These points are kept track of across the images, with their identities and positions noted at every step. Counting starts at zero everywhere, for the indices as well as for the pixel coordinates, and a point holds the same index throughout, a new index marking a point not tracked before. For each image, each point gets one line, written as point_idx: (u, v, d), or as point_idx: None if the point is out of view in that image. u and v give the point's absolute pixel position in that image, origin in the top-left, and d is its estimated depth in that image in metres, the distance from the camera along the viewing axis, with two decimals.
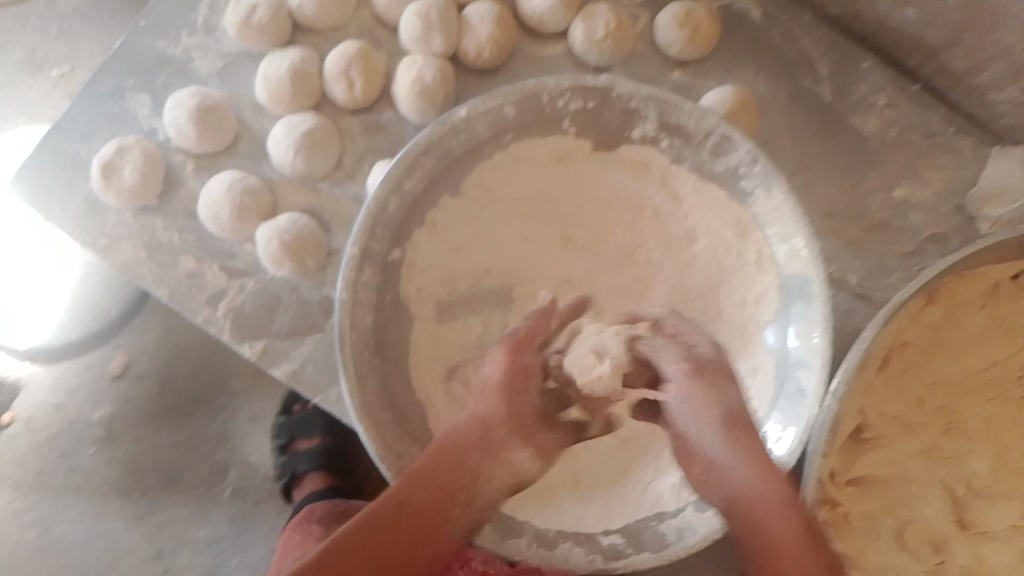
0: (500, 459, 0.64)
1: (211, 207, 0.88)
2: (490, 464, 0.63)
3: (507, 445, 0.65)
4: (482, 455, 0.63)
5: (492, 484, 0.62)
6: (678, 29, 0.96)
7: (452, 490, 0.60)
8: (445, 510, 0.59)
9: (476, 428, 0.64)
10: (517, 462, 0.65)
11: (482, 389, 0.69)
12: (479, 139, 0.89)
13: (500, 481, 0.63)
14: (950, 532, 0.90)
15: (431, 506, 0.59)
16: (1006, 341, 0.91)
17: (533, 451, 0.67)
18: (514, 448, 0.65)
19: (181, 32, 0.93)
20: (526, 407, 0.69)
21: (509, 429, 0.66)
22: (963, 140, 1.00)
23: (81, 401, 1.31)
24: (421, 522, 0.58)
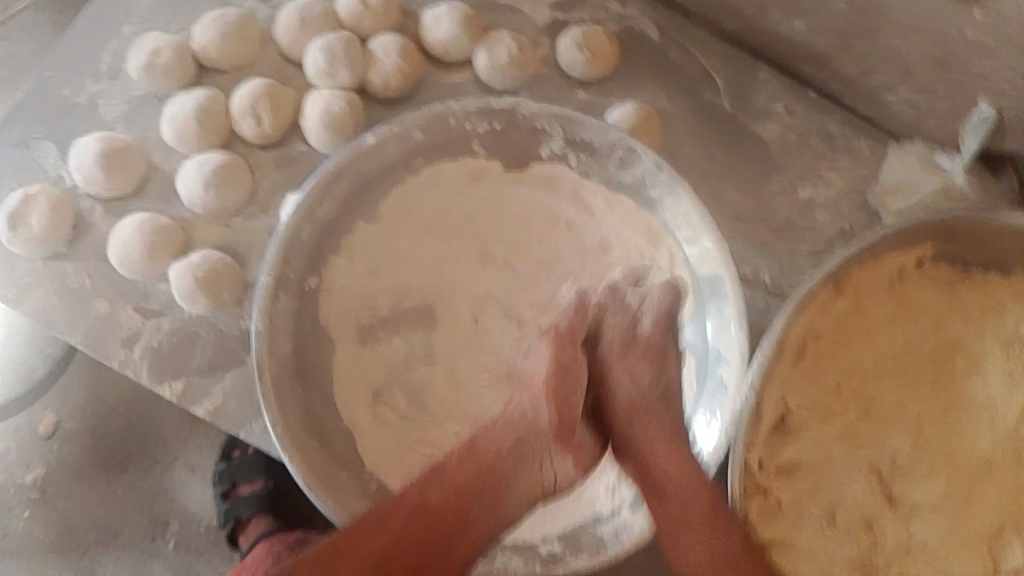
0: (532, 470, 0.74)
1: (122, 247, 0.89)
2: (513, 484, 0.74)
3: (541, 460, 0.75)
4: (511, 476, 0.74)
5: (522, 495, 0.74)
6: (578, 51, 0.99)
7: (477, 497, 0.72)
8: (463, 519, 0.71)
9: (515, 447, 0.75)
10: (547, 471, 0.75)
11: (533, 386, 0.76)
12: (389, 163, 0.93)
13: (530, 487, 0.74)
14: (878, 513, 0.88)
15: (450, 514, 0.71)
16: (913, 324, 0.92)
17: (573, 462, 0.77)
18: (543, 464, 0.75)
19: (85, 80, 0.96)
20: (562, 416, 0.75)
21: (548, 442, 0.75)
22: (860, 140, 1.04)
23: (11, 466, 1.22)
24: (440, 528, 0.70)
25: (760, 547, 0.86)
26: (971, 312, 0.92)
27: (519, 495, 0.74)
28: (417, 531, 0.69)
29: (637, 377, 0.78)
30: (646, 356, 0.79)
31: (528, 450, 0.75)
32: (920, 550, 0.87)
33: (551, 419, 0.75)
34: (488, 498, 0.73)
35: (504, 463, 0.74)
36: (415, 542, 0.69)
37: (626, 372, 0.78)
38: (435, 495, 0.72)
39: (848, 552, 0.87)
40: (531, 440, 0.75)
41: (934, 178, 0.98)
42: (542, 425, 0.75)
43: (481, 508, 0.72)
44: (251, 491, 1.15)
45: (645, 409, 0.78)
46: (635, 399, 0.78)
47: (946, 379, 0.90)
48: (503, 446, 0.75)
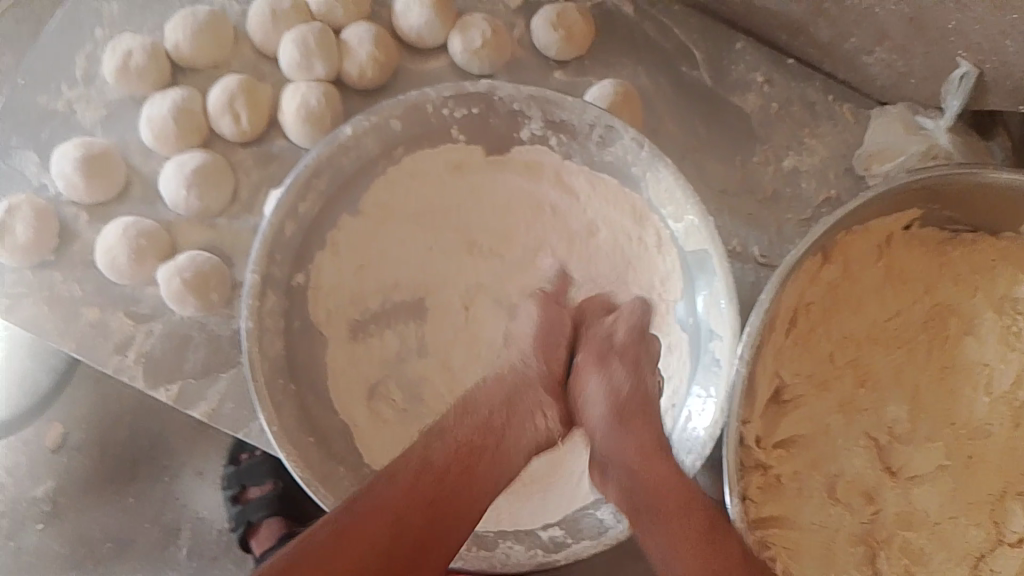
0: (527, 424, 0.72)
1: (108, 253, 0.89)
2: (511, 433, 0.71)
3: (535, 412, 0.73)
4: (506, 419, 0.71)
5: (522, 439, 0.71)
6: (553, 31, 0.98)
7: (480, 452, 0.69)
8: (472, 465, 0.68)
9: (503, 398, 0.72)
10: (539, 421, 0.73)
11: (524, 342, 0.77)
12: (370, 156, 0.91)
13: (530, 439, 0.72)
14: (880, 481, 0.87)
15: (455, 464, 0.67)
16: (904, 288, 0.90)
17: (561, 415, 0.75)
18: (539, 413, 0.73)
19: (62, 86, 0.95)
20: (555, 366, 0.75)
21: (542, 392, 0.73)
22: (842, 105, 1.03)
23: (20, 480, 1.19)
24: (448, 478, 0.66)
25: (758, 524, 0.85)
26: (961, 273, 0.91)
27: (514, 451, 0.71)
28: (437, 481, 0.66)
29: (615, 382, 0.74)
30: (625, 361, 0.75)
31: (521, 403, 0.72)
32: (924, 517, 0.86)
33: (543, 371, 0.75)
34: (491, 451, 0.70)
35: (498, 418, 0.71)
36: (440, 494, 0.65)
37: (597, 384, 0.74)
38: (444, 447, 0.68)
39: (851, 522, 0.86)
40: (523, 391, 0.73)
41: (917, 138, 0.98)
42: (537, 377, 0.74)
43: (485, 462, 0.69)
44: (261, 494, 1.11)
45: (634, 416, 0.74)
46: (608, 417, 0.73)
47: (938, 341, 0.90)
48: (494, 402, 0.72)
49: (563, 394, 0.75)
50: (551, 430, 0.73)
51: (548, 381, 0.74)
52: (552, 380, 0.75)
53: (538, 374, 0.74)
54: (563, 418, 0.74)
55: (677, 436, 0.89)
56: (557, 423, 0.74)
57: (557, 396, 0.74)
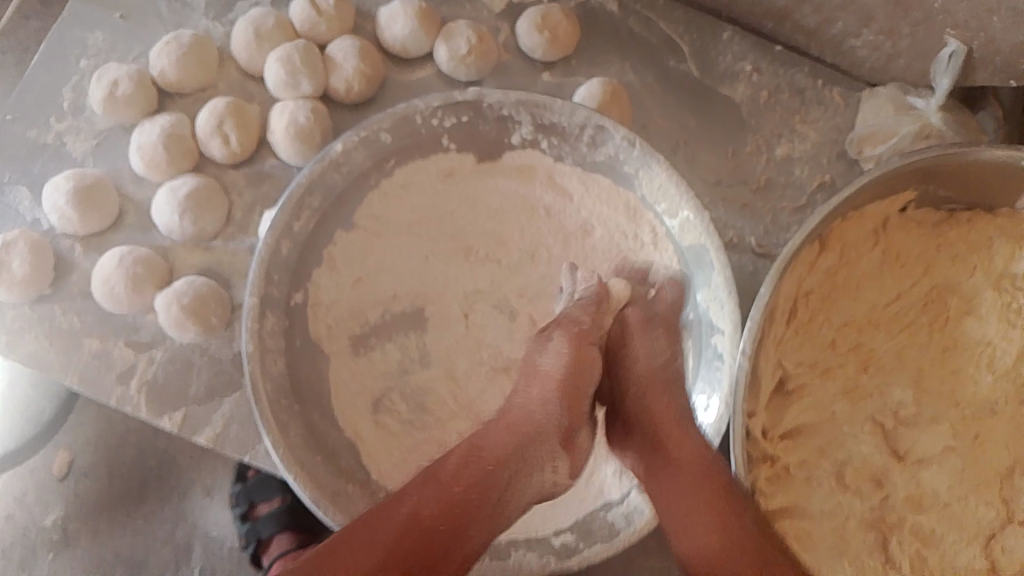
0: (534, 473, 0.73)
1: (105, 283, 0.89)
2: (519, 480, 0.72)
3: (545, 462, 0.74)
4: (518, 463, 0.72)
5: (526, 491, 0.72)
6: (537, 34, 0.98)
7: (496, 482, 0.70)
8: (467, 517, 0.67)
9: (513, 438, 0.73)
10: (548, 472, 0.74)
11: (546, 379, 0.77)
12: (361, 170, 0.91)
13: (533, 490, 0.73)
14: (888, 465, 0.87)
15: (451, 514, 0.67)
16: (902, 271, 0.90)
17: (569, 464, 0.77)
18: (548, 463, 0.74)
19: (49, 119, 0.96)
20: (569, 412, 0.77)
21: (554, 442, 0.74)
22: (831, 90, 1.03)
23: (30, 507, 1.19)
24: (443, 530, 0.66)
25: (768, 515, 0.85)
26: (958, 253, 0.91)
27: (523, 491, 0.72)
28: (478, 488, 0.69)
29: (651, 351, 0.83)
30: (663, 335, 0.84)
31: (534, 449, 0.73)
32: (934, 499, 0.86)
33: (556, 419, 0.75)
34: (519, 466, 0.72)
35: (521, 448, 0.73)
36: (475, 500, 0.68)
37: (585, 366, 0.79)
38: (486, 460, 0.71)
39: (860, 507, 0.86)
40: (538, 436, 0.74)
41: (908, 120, 0.98)
42: (550, 424, 0.75)
43: (482, 518, 0.68)
44: (271, 509, 1.11)
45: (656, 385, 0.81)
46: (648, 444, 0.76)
47: (940, 322, 0.90)
48: (512, 439, 0.73)
49: (570, 440, 0.77)
50: (558, 482, 0.75)
51: (563, 432, 0.76)
52: (564, 429, 0.76)
53: (552, 423, 0.75)
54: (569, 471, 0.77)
55: None
56: (563, 476, 0.76)
57: (566, 447, 0.76)
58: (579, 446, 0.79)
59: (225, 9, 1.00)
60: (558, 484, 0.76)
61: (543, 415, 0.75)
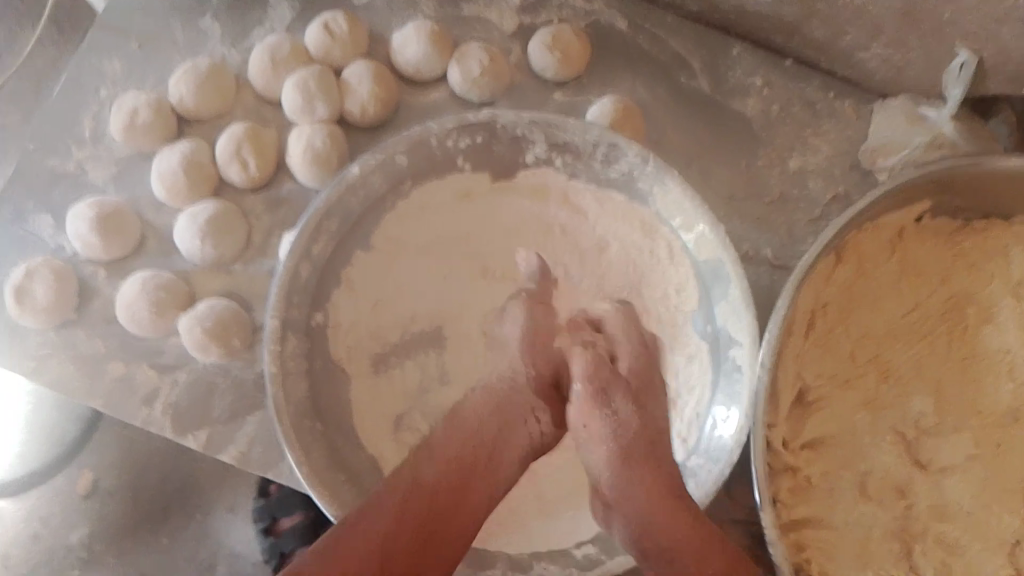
0: (517, 429, 0.74)
1: (128, 308, 0.90)
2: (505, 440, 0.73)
3: (525, 418, 0.75)
4: (500, 427, 0.74)
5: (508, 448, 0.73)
6: (549, 54, 0.99)
7: (482, 446, 0.72)
8: (468, 482, 0.69)
9: (489, 402, 0.74)
10: (534, 425, 0.75)
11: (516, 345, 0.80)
12: (378, 194, 0.93)
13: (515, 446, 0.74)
14: (911, 477, 0.86)
15: (450, 481, 0.69)
16: (919, 282, 0.90)
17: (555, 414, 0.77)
18: (530, 416, 0.75)
19: (71, 147, 0.97)
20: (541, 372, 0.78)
21: (528, 394, 0.76)
22: (843, 102, 1.04)
23: (56, 528, 1.20)
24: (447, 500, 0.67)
25: (788, 526, 0.85)
26: (975, 261, 0.91)
27: (512, 449, 0.73)
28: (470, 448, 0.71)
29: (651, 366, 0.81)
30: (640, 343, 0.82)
31: (511, 405, 0.75)
32: (958, 509, 0.85)
33: (528, 374, 0.77)
34: (504, 424, 0.74)
35: (501, 407, 0.75)
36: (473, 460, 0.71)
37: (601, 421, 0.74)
38: (469, 428, 0.72)
39: (884, 518, 0.85)
40: (510, 396, 0.76)
41: (919, 130, 0.98)
42: (520, 377, 0.77)
43: (478, 479, 0.70)
44: (293, 524, 1.11)
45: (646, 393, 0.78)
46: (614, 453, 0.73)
47: (958, 331, 0.89)
48: (489, 400, 0.75)
49: (556, 397, 0.78)
50: (545, 434, 0.76)
51: (539, 387, 0.77)
52: (540, 382, 0.77)
53: (525, 376, 0.77)
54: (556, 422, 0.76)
55: (704, 446, 0.88)
56: (550, 426, 0.76)
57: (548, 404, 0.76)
58: (569, 404, 0.78)
59: (241, 36, 1.01)
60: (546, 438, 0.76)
61: (517, 372, 0.77)
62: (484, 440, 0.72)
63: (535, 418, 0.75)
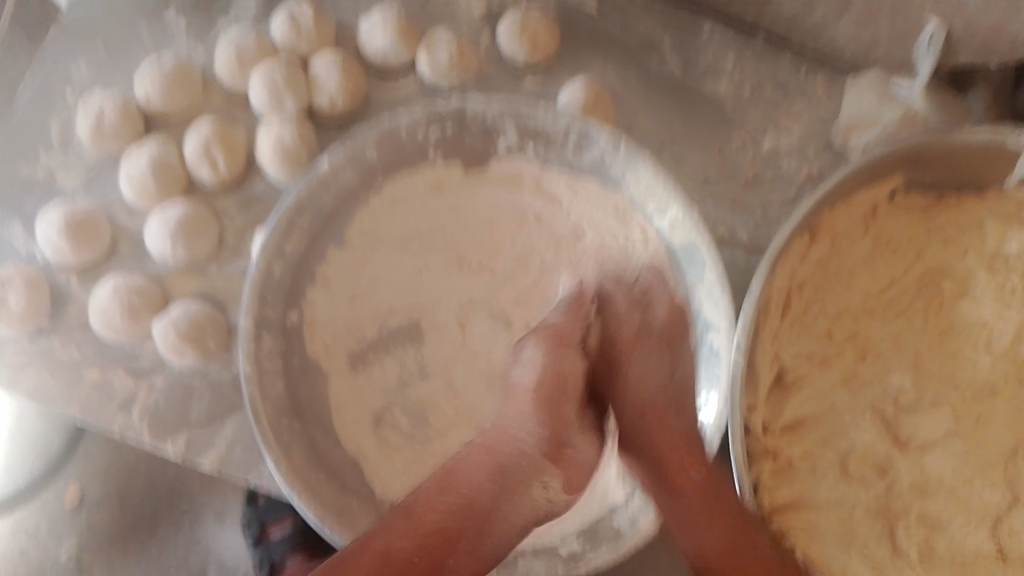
0: (524, 494, 0.71)
1: (102, 314, 0.89)
2: (508, 502, 0.70)
3: (533, 482, 0.72)
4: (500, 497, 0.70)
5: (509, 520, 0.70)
6: (517, 42, 0.99)
7: (477, 506, 0.69)
8: (451, 544, 0.68)
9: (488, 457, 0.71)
10: (538, 493, 0.72)
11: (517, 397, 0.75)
12: (350, 186, 0.92)
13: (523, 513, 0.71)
14: (891, 452, 0.86)
15: (443, 530, 0.68)
16: (895, 257, 0.90)
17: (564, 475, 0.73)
18: (536, 485, 0.72)
19: (39, 154, 0.97)
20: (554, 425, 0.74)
21: (541, 462, 0.72)
22: (814, 79, 1.03)
23: (45, 540, 1.19)
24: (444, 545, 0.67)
25: (772, 508, 0.84)
26: (950, 235, 0.91)
27: (516, 514, 0.71)
28: (459, 515, 0.69)
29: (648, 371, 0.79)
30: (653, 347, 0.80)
31: (518, 472, 0.71)
32: (939, 483, 0.85)
33: (541, 437, 0.73)
34: (507, 494, 0.70)
35: (504, 471, 0.71)
36: (455, 527, 0.68)
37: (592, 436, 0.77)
38: (466, 487, 0.70)
39: (866, 496, 0.85)
40: (521, 459, 0.72)
41: (891, 105, 0.99)
42: (533, 449, 0.72)
43: (474, 531, 0.69)
44: (282, 531, 1.10)
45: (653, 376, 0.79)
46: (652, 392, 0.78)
47: (935, 306, 0.89)
48: (493, 462, 0.71)
49: (563, 455, 0.74)
50: (553, 500, 0.72)
51: (546, 448, 0.73)
52: (550, 445, 0.73)
53: (534, 442, 0.72)
54: (564, 485, 0.73)
55: None
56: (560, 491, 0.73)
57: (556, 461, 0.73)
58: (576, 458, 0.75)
59: (208, 35, 1.01)
60: (555, 502, 0.73)
61: (528, 439, 0.73)
62: (478, 506, 0.69)
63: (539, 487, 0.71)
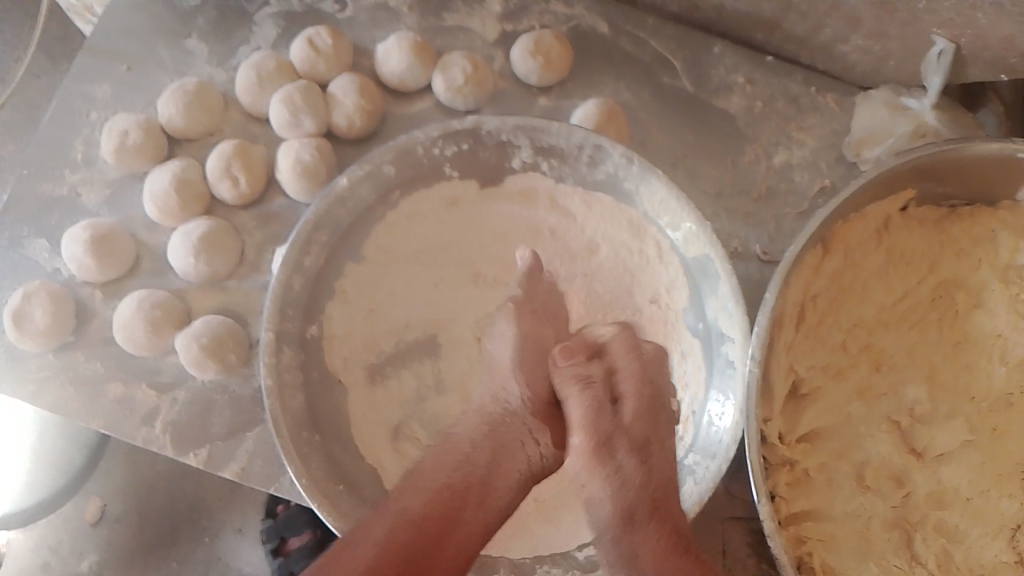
0: (517, 449, 0.73)
1: (125, 329, 0.91)
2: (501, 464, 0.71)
3: (522, 440, 0.74)
4: (492, 448, 0.72)
5: (503, 484, 0.71)
6: (532, 59, 1.00)
7: (471, 481, 0.69)
8: (442, 538, 0.65)
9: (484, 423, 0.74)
10: (530, 448, 0.74)
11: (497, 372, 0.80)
12: (366, 205, 0.94)
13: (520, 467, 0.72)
14: (908, 463, 0.86)
15: (437, 508, 0.66)
16: (908, 269, 0.91)
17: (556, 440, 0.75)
18: (527, 441, 0.74)
19: (63, 172, 0.98)
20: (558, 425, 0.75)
21: (527, 419, 0.75)
22: (825, 95, 1.04)
23: (65, 557, 1.20)
24: (433, 535, 0.65)
25: (789, 519, 0.84)
26: (963, 247, 0.91)
27: (509, 471, 0.72)
28: (456, 491, 0.68)
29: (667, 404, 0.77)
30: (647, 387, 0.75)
31: (508, 430, 0.74)
32: (955, 494, 0.85)
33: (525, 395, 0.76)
34: (500, 454, 0.72)
35: (496, 429, 0.74)
36: (450, 496, 0.67)
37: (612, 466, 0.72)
38: (462, 448, 0.72)
39: (883, 507, 0.85)
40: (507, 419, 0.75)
41: (903, 118, 0.99)
42: (518, 408, 0.76)
43: (471, 507, 0.68)
44: (301, 544, 1.11)
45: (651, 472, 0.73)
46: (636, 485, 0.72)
47: (949, 317, 0.90)
48: (485, 424, 0.74)
49: (551, 414, 0.77)
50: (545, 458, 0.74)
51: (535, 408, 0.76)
52: (536, 402, 0.77)
53: (523, 395, 0.76)
54: (556, 445, 0.75)
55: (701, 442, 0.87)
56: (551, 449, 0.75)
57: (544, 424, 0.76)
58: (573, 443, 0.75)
59: (228, 55, 1.03)
60: (547, 460, 0.74)
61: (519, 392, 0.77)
62: (474, 473, 0.70)
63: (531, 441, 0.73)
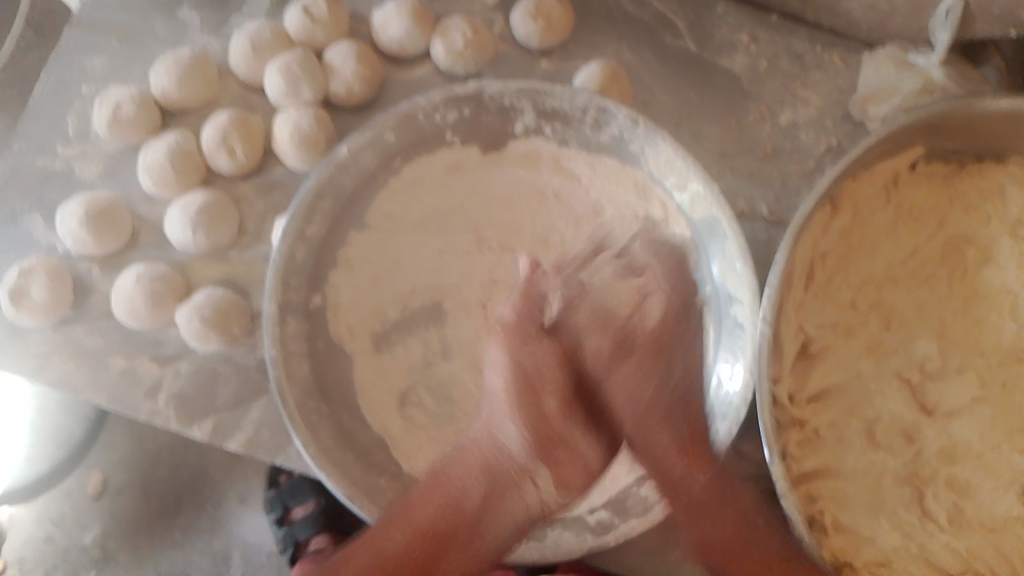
0: (516, 493, 0.75)
1: (126, 303, 0.90)
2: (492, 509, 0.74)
3: (521, 484, 0.75)
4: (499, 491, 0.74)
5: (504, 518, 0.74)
6: (532, 21, 0.98)
7: (467, 506, 0.74)
8: (443, 547, 0.73)
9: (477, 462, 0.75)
10: (530, 491, 0.75)
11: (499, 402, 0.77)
12: (368, 171, 0.93)
13: (514, 515, 0.75)
14: (918, 420, 0.86)
15: (441, 531, 0.73)
16: (916, 225, 0.90)
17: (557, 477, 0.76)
18: (527, 485, 0.75)
19: (57, 145, 0.98)
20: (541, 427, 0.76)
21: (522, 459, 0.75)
22: (830, 52, 1.03)
23: (70, 528, 1.20)
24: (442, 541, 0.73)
25: (800, 478, 0.84)
26: (972, 203, 0.90)
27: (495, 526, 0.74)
28: (450, 518, 0.74)
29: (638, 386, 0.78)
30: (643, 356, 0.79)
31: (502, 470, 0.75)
32: (965, 450, 0.85)
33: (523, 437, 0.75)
34: (495, 496, 0.74)
35: (490, 469, 0.75)
36: (445, 526, 0.73)
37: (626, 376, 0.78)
38: (454, 486, 0.75)
39: (894, 464, 0.85)
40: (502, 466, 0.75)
41: (908, 75, 0.97)
42: (518, 452, 0.75)
43: (456, 543, 0.73)
44: (306, 512, 1.11)
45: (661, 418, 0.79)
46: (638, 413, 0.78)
47: (959, 273, 0.89)
48: (478, 463, 0.75)
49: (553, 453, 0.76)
50: (545, 499, 0.75)
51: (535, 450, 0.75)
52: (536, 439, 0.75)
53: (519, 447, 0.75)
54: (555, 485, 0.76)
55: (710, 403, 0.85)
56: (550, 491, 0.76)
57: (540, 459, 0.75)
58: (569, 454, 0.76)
59: (223, 23, 1.01)
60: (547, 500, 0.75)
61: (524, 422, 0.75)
62: (466, 508, 0.74)
63: (529, 484, 0.75)
